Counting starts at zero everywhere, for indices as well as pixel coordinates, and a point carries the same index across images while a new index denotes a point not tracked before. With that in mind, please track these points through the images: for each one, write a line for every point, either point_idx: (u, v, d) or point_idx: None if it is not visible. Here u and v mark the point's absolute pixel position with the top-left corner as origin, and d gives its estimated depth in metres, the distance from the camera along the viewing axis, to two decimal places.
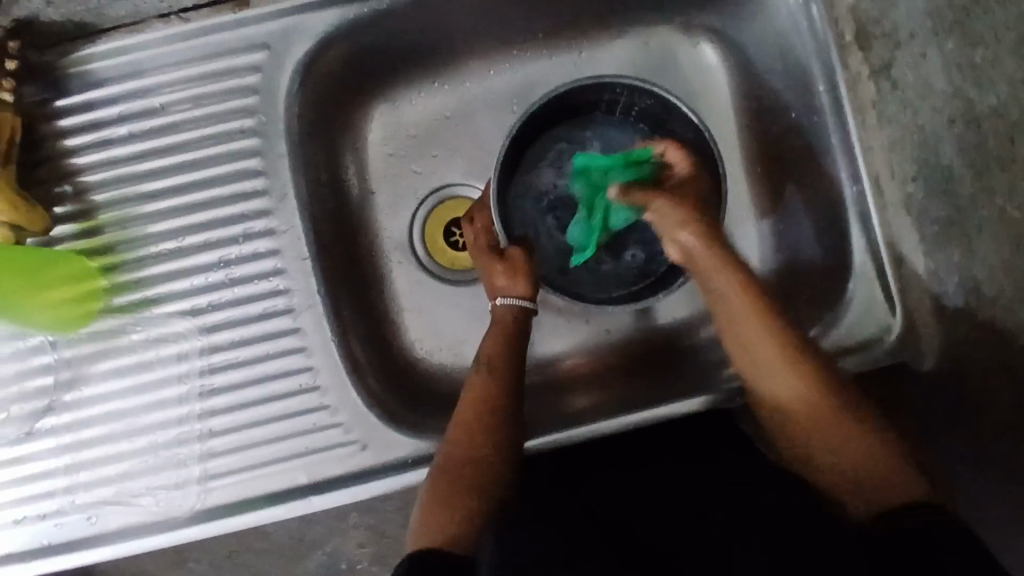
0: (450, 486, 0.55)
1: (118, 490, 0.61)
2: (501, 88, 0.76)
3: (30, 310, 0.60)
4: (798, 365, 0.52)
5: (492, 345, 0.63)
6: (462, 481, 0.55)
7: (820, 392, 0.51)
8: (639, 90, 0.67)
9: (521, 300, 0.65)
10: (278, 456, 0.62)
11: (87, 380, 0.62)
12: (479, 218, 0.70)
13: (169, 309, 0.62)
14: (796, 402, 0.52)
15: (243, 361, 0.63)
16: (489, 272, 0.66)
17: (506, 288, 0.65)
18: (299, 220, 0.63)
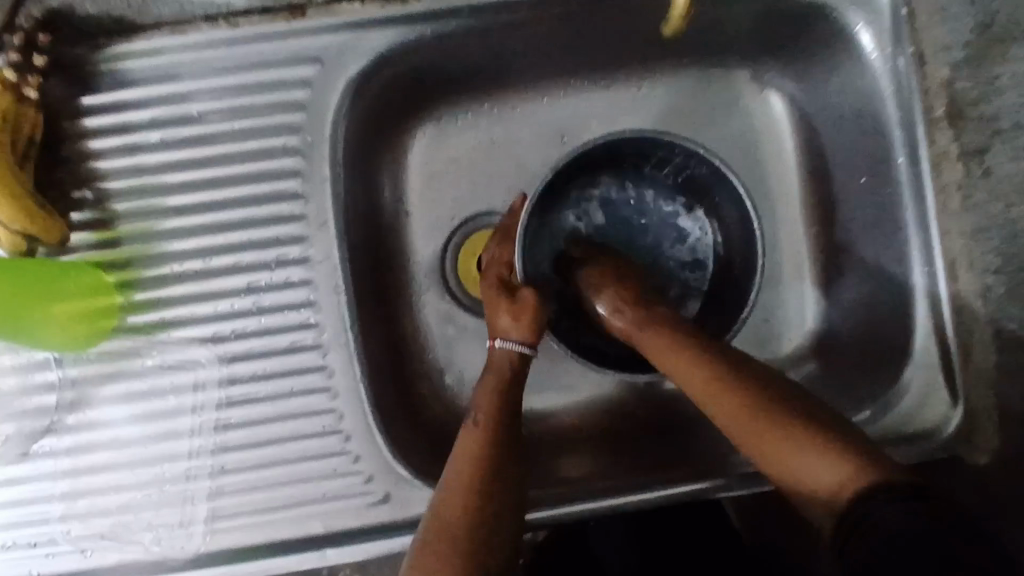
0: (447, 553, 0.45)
1: (116, 523, 0.57)
2: (553, 118, 0.70)
3: (40, 331, 0.55)
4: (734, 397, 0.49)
5: (487, 396, 0.54)
6: (462, 547, 0.45)
7: (759, 416, 0.47)
8: (699, 157, 0.59)
9: (518, 344, 0.57)
10: (292, 501, 0.57)
11: (94, 402, 0.58)
12: (502, 251, 0.63)
13: (186, 334, 0.58)
14: (758, 450, 0.47)
15: (264, 396, 0.58)
16: (495, 308, 0.59)
17: (507, 327, 0.58)
18: (336, 251, 0.58)
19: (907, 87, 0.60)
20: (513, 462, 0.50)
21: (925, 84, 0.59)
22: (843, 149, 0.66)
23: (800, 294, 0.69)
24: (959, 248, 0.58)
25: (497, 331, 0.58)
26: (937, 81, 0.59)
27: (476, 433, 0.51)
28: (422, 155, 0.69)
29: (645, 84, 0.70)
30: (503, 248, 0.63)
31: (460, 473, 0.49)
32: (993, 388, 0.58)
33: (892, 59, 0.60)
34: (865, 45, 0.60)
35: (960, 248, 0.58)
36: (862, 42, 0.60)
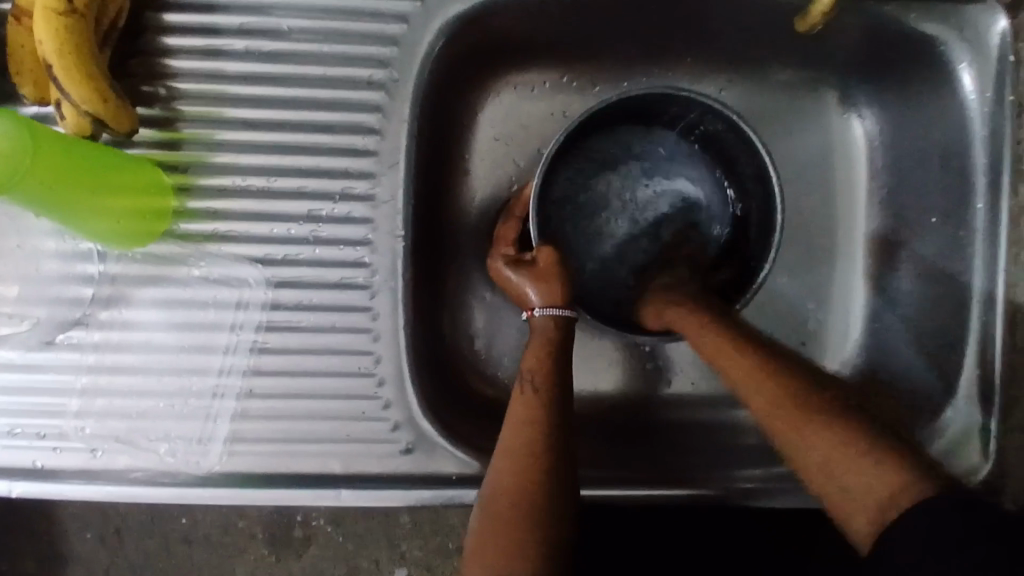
0: (509, 508, 0.50)
1: (132, 428, 0.55)
2: None
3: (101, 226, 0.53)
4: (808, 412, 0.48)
5: (538, 365, 0.55)
6: (518, 504, 0.50)
7: (804, 420, 0.47)
8: (714, 111, 0.60)
9: (549, 311, 0.57)
10: (316, 437, 0.56)
11: (130, 303, 0.56)
12: (509, 231, 0.63)
13: (236, 251, 0.57)
14: (827, 477, 0.46)
15: (306, 326, 0.57)
16: (516, 285, 0.60)
17: (538, 298, 0.58)
18: (402, 193, 0.57)
19: (1001, 135, 0.58)
20: (561, 429, 0.53)
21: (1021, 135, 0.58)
22: (919, 186, 0.65)
23: (846, 323, 0.69)
24: None
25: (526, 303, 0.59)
26: None
27: (528, 395, 0.54)
28: (495, 114, 0.68)
29: (730, 84, 0.69)
30: (508, 224, 0.63)
31: (522, 433, 0.52)
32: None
33: (993, 103, 0.59)
34: (966, 85, 0.59)
35: None
36: (963, 81, 0.59)
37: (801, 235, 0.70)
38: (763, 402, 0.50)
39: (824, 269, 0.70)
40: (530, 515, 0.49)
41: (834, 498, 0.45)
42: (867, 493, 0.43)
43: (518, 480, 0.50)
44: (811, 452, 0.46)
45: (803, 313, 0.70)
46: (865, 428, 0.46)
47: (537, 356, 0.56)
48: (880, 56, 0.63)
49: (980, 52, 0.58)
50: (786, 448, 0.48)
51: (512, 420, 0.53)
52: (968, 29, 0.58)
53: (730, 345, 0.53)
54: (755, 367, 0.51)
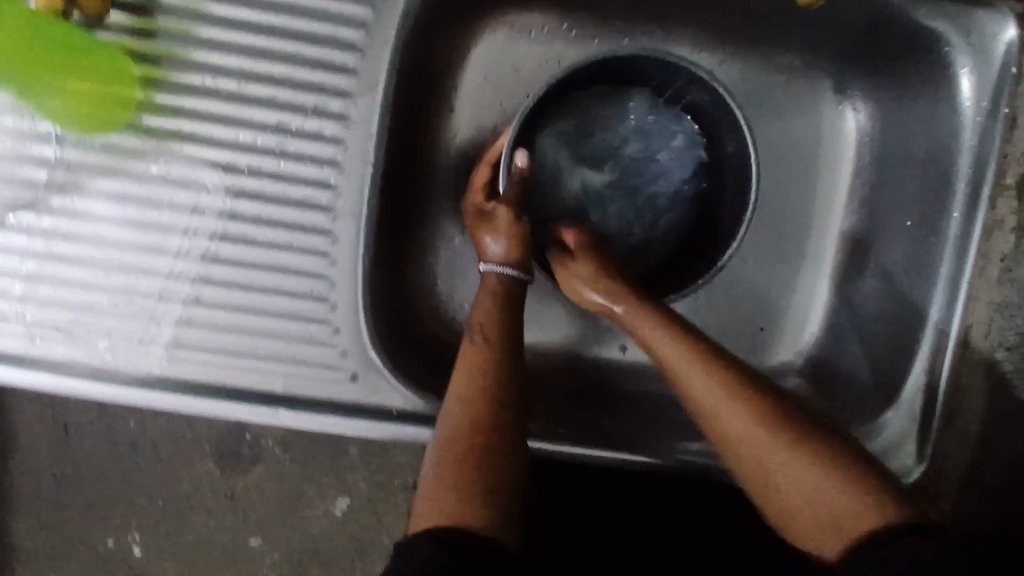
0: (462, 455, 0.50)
1: (75, 320, 0.54)
2: None
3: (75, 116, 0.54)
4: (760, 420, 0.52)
5: (489, 315, 0.56)
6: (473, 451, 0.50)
7: (763, 433, 0.51)
8: (701, 82, 0.59)
9: (503, 268, 0.58)
10: (259, 353, 0.55)
11: (83, 192, 0.54)
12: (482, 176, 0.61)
13: (198, 154, 0.55)
14: (766, 483, 0.51)
15: (261, 241, 0.55)
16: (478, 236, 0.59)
17: (495, 255, 0.58)
18: (377, 117, 0.55)
19: (988, 144, 0.58)
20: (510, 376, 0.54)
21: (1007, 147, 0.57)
22: (900, 186, 0.65)
23: (806, 312, 0.70)
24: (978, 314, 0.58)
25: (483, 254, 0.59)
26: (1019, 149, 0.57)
27: (481, 345, 0.55)
28: (485, 52, 0.66)
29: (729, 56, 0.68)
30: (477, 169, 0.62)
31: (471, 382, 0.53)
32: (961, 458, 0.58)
33: (987, 112, 0.57)
34: (964, 89, 0.58)
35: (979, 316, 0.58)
36: (962, 86, 0.58)
37: (775, 218, 0.69)
38: (721, 410, 0.53)
39: (794, 256, 0.70)
40: (483, 454, 0.50)
41: (788, 505, 0.50)
42: (812, 502, 0.49)
43: (472, 423, 0.52)
44: (772, 458, 0.51)
45: (766, 297, 0.70)
46: (816, 440, 0.51)
47: (487, 308, 0.56)
48: (882, 47, 0.62)
49: (984, 56, 0.57)
50: (730, 446, 0.53)
51: (462, 368, 0.54)
52: (976, 33, 0.57)
53: (688, 350, 0.54)
54: (710, 378, 0.53)
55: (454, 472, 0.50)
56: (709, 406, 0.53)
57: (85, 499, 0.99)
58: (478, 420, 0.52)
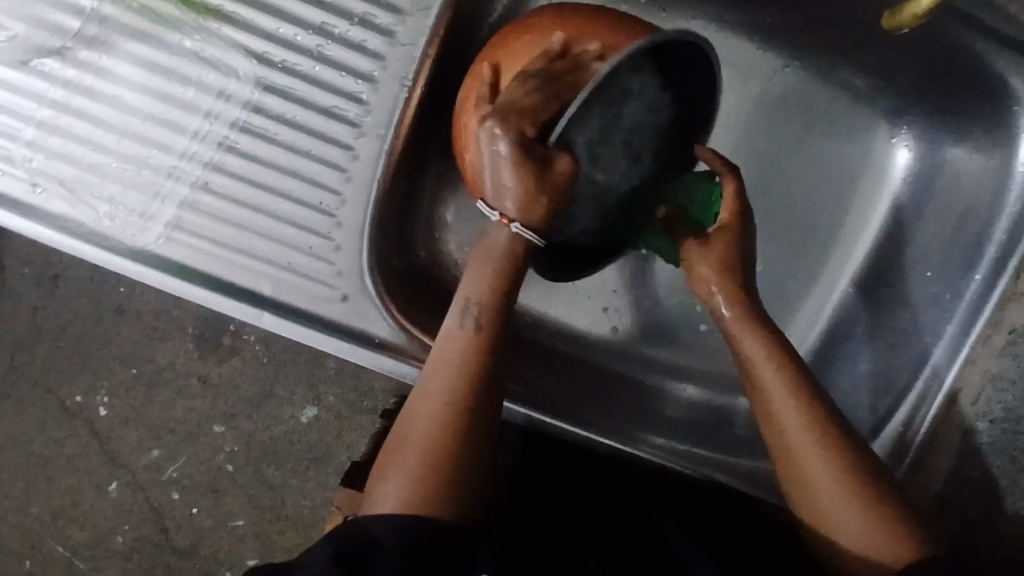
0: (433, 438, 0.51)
1: (79, 177, 0.53)
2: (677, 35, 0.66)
3: None
4: (810, 421, 0.51)
5: (479, 285, 0.53)
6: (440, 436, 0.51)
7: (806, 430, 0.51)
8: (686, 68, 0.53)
9: (525, 233, 0.51)
10: (254, 252, 0.55)
11: (112, 51, 0.52)
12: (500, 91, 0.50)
13: (234, 38, 0.53)
14: (803, 485, 0.51)
15: (280, 141, 0.54)
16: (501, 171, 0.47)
17: (516, 210, 0.49)
18: (424, 42, 0.54)
19: None
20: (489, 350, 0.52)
21: None
22: (930, 236, 0.63)
23: (803, 334, 0.68)
24: (971, 382, 0.57)
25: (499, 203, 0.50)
26: None
27: (473, 331, 0.53)
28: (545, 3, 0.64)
29: (792, 64, 0.66)
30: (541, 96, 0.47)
31: (449, 361, 0.52)
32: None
33: None
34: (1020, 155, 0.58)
35: (972, 383, 0.57)
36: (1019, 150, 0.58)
37: (794, 234, 0.68)
38: (798, 433, 0.51)
39: (805, 279, 0.68)
40: (445, 440, 0.51)
41: (830, 518, 0.50)
42: (842, 524, 0.50)
43: (449, 402, 0.51)
44: (822, 482, 0.50)
45: (767, 313, 0.68)
46: (851, 451, 0.51)
47: (479, 280, 0.53)
48: (949, 89, 0.60)
49: None
50: (777, 446, 0.53)
51: (448, 345, 0.53)
52: None
53: (786, 367, 0.53)
54: (798, 402, 0.52)
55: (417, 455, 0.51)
56: (785, 425, 0.52)
57: (64, 351, 1.01)
58: (449, 402, 0.51)
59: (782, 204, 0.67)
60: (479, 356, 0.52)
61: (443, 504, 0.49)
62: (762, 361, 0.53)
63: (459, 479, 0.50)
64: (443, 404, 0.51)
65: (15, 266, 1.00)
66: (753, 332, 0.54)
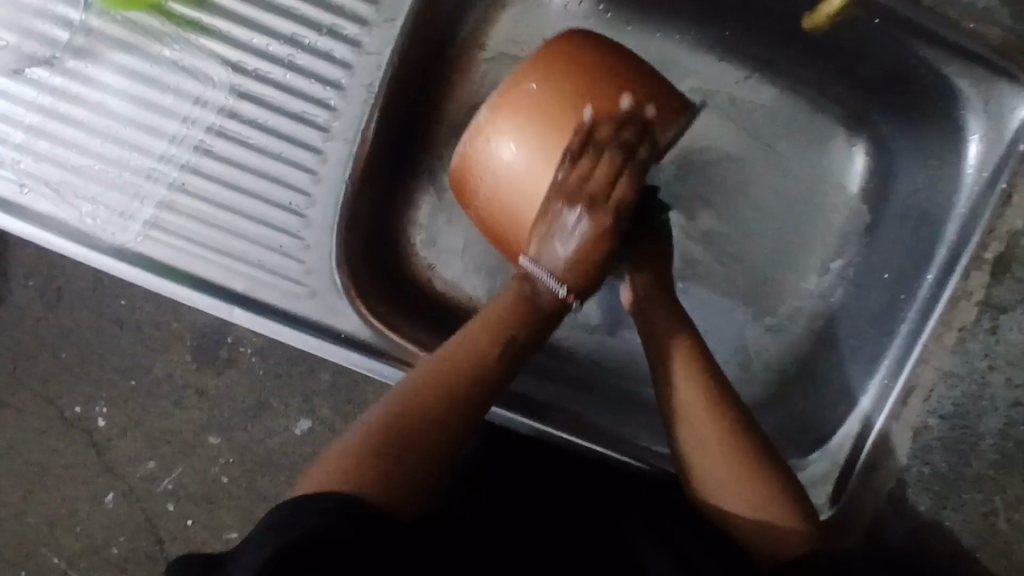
0: (406, 434, 0.50)
1: (65, 179, 0.57)
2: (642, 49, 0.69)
3: None
4: (716, 408, 0.56)
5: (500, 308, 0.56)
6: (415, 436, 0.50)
7: (717, 415, 0.56)
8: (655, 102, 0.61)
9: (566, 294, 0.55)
10: (227, 250, 0.57)
11: (96, 60, 0.56)
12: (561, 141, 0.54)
13: (211, 48, 0.56)
14: (717, 471, 0.55)
15: (253, 144, 0.57)
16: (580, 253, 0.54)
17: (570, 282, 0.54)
18: (389, 51, 0.57)
19: (978, 216, 0.58)
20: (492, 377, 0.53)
21: (996, 222, 0.57)
22: (889, 242, 0.65)
23: (770, 335, 0.69)
24: (925, 380, 0.57)
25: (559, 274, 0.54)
26: (1007, 226, 0.56)
27: (490, 361, 0.54)
28: (513, 18, 0.68)
29: (752, 76, 0.68)
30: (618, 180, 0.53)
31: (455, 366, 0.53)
32: (867, 525, 0.57)
33: (986, 182, 0.58)
34: (969, 155, 0.58)
35: (926, 380, 0.57)
36: (968, 150, 0.58)
37: (758, 236, 0.70)
38: (692, 407, 0.56)
39: (769, 284, 0.70)
40: (422, 449, 0.49)
41: (716, 486, 0.55)
42: (744, 507, 0.54)
43: (439, 406, 0.51)
44: (710, 447, 0.55)
45: (731, 314, 0.70)
46: (758, 444, 0.55)
47: (509, 311, 0.55)
48: (898, 97, 0.62)
49: (995, 123, 0.57)
50: (689, 427, 0.56)
51: (455, 352, 0.53)
52: (994, 101, 0.56)
53: (689, 357, 0.58)
54: (701, 383, 0.57)
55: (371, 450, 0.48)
56: (684, 398, 0.57)
57: (64, 361, 1.03)
58: (441, 415, 0.51)
59: (744, 208, 0.70)
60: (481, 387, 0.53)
61: (402, 508, 0.46)
62: (680, 357, 0.58)
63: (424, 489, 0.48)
64: (431, 409, 0.51)
65: (18, 279, 1.03)
66: (672, 327, 0.59)
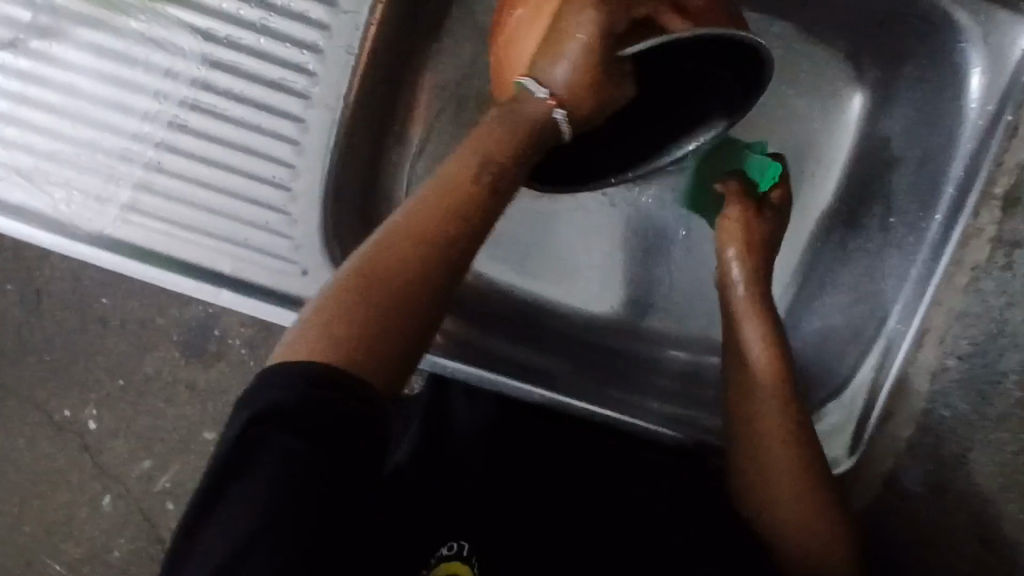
0: (352, 303, 0.42)
1: (36, 165, 0.53)
2: None
3: None
4: (779, 389, 0.56)
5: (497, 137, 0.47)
6: (368, 299, 0.43)
7: (779, 396, 0.56)
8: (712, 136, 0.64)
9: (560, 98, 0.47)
10: (211, 230, 0.55)
11: (62, 37, 0.53)
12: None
13: (179, 16, 0.53)
14: (766, 454, 0.55)
15: (230, 118, 0.54)
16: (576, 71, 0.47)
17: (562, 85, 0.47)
18: (366, 10, 0.54)
19: (986, 153, 0.56)
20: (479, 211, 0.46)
21: (1004, 155, 0.56)
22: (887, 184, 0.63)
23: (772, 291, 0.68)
24: (940, 321, 0.57)
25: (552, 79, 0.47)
26: (1016, 159, 0.56)
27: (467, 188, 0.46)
28: None
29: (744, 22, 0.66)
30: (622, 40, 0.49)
31: (431, 216, 0.45)
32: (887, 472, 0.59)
33: (991, 117, 0.56)
34: (971, 90, 0.57)
35: (940, 323, 0.57)
36: (970, 83, 0.57)
37: None
38: (761, 377, 0.56)
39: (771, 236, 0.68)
40: (400, 298, 0.43)
41: (767, 475, 0.55)
42: (776, 498, 0.55)
43: (399, 266, 0.44)
44: (767, 435, 0.55)
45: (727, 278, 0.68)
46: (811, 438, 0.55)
47: (499, 127, 0.48)
48: (897, 37, 0.60)
49: (998, 53, 0.55)
50: (750, 397, 0.56)
51: (434, 188, 0.46)
52: (996, 31, 0.55)
53: (753, 308, 0.58)
54: (767, 357, 0.56)
55: (335, 317, 0.42)
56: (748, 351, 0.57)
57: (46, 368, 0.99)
58: (423, 259, 0.44)
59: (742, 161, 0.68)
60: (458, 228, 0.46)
61: (370, 375, 0.41)
62: (748, 315, 0.58)
63: (398, 357, 0.43)
64: (394, 261, 0.44)
65: None
66: (751, 292, 0.59)
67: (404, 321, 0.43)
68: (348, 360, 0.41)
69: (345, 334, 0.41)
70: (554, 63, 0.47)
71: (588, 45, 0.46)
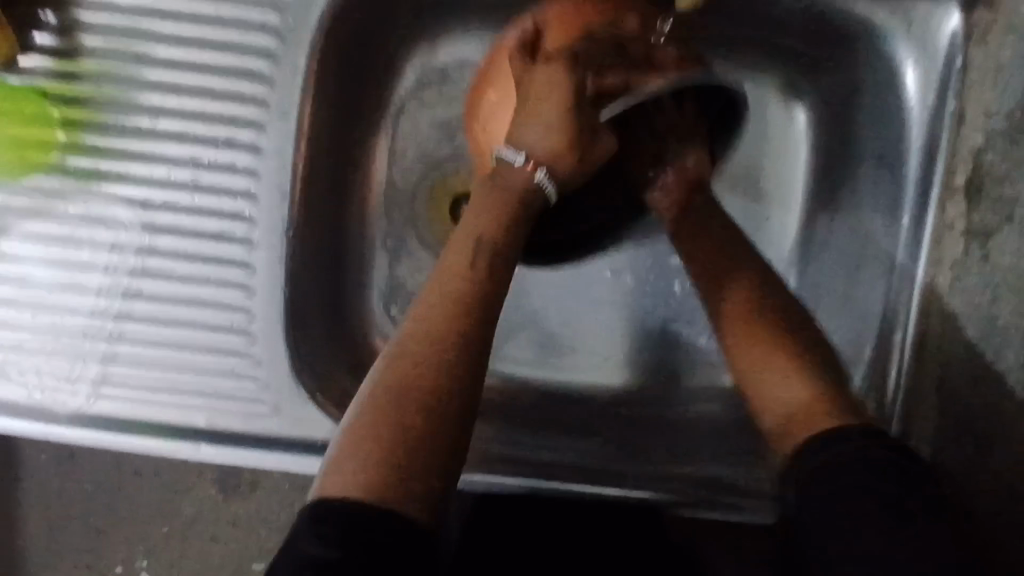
0: (386, 414, 0.40)
1: (4, 359, 0.55)
2: None
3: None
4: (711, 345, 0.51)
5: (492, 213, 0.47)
6: (406, 407, 0.40)
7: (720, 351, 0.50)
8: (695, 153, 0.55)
9: (536, 161, 0.47)
10: (178, 386, 0.55)
11: (10, 234, 0.55)
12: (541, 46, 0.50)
13: (116, 192, 0.55)
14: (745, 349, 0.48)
15: (180, 276, 0.56)
16: (542, 116, 0.47)
17: (534, 145, 0.47)
18: (290, 146, 0.56)
19: (937, 146, 0.54)
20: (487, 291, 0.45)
21: (955, 145, 0.53)
22: (851, 191, 0.61)
23: None
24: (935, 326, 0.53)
25: (523, 147, 0.48)
26: (969, 146, 0.53)
27: (478, 269, 0.45)
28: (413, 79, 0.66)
29: None
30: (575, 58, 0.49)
31: (442, 307, 0.44)
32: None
33: (934, 108, 0.54)
34: (908, 85, 0.55)
35: (936, 327, 0.54)
36: (906, 79, 0.55)
37: None
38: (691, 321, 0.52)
39: None
40: (434, 401, 0.41)
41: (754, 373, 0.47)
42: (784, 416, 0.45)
43: (424, 365, 0.42)
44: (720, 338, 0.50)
45: (708, 317, 0.66)
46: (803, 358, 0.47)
47: (490, 211, 0.47)
48: (823, 46, 0.59)
49: (925, 46, 0.54)
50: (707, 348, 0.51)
51: (438, 282, 0.45)
52: (916, 24, 0.54)
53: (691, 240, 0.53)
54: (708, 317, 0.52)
55: (370, 438, 0.40)
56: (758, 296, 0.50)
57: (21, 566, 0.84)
58: (438, 343, 0.42)
59: None
60: (471, 302, 0.44)
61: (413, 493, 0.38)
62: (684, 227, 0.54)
63: (440, 446, 0.40)
64: (420, 359, 0.42)
65: None
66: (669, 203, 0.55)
67: (445, 416, 0.41)
68: (393, 476, 0.38)
69: (383, 449, 0.39)
70: (526, 122, 0.48)
71: (562, 109, 0.47)
